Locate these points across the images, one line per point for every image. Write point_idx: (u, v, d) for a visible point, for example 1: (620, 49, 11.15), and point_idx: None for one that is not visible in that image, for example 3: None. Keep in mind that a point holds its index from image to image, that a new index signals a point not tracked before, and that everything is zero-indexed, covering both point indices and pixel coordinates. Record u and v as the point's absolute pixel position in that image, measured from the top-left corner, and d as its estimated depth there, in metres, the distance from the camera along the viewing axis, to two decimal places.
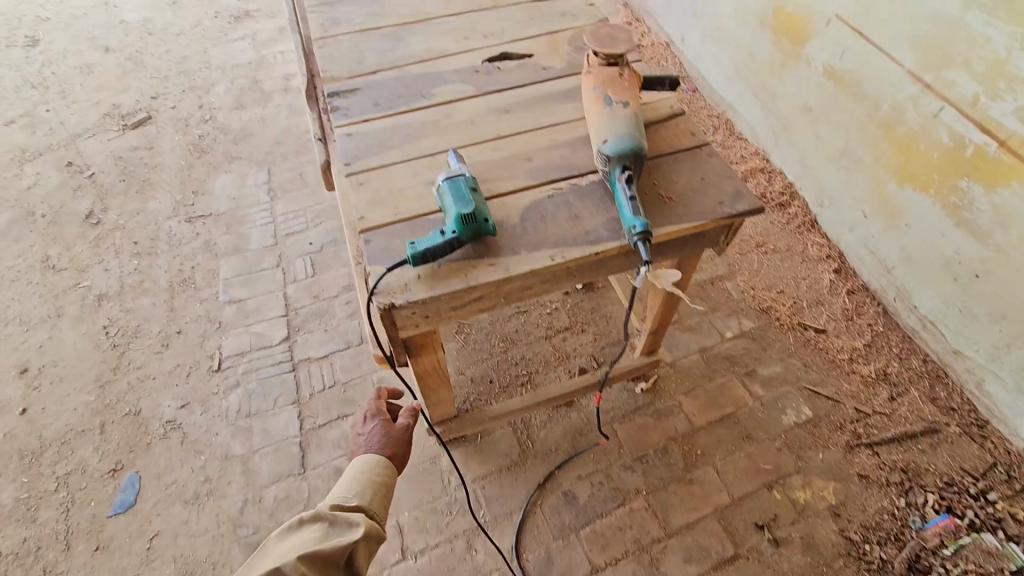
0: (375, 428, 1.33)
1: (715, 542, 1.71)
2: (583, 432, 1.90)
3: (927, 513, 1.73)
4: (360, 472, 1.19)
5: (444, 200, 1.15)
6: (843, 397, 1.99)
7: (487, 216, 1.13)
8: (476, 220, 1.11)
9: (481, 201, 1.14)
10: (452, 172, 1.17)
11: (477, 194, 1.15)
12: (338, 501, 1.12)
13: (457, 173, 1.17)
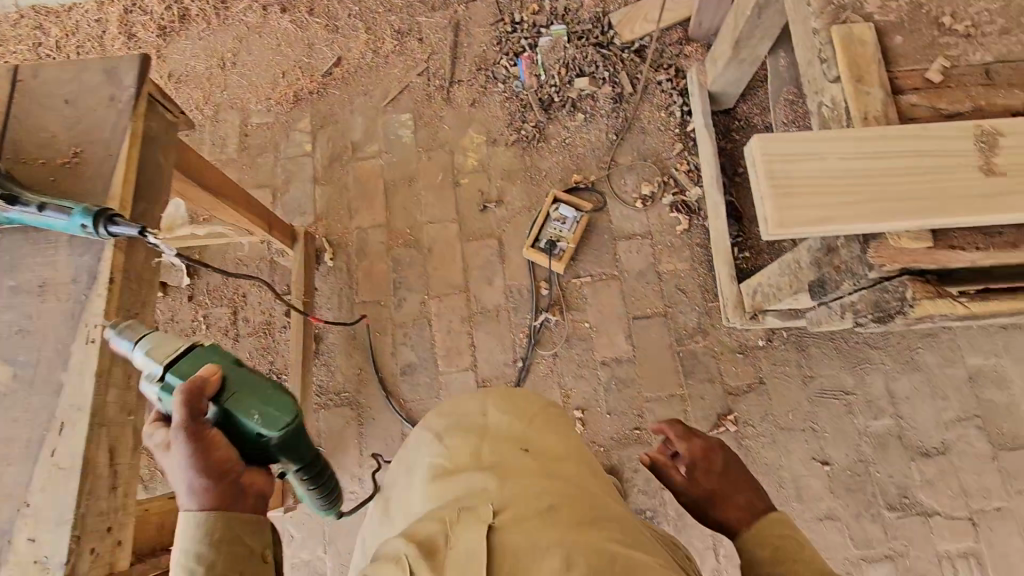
0: (196, 456, 0.78)
1: (486, 251, 1.93)
2: (353, 335, 1.85)
3: (515, 71, 2.05)
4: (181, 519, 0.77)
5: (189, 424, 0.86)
6: (405, 77, 2.09)
7: (258, 425, 0.84)
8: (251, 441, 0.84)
9: (236, 411, 0.84)
10: (157, 387, 0.86)
11: (218, 404, 0.84)
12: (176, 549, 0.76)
13: (165, 382, 0.85)
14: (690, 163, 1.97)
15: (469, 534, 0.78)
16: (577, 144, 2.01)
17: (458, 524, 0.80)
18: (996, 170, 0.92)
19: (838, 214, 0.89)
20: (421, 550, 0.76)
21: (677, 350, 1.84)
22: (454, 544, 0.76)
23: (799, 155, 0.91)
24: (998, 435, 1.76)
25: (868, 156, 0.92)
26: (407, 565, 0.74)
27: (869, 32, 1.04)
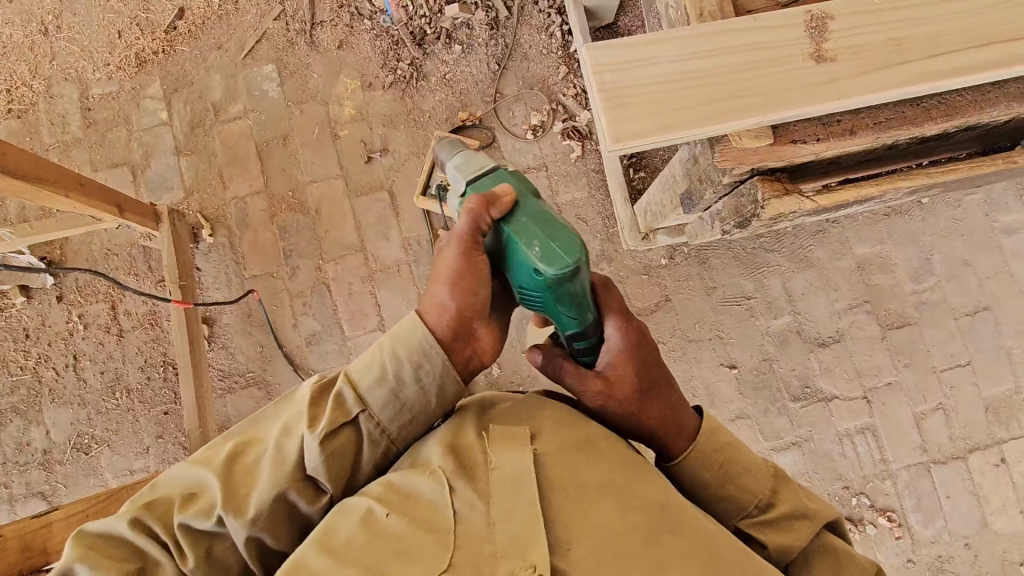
0: (456, 268, 0.79)
1: (378, 205, 1.83)
2: (249, 312, 1.74)
3: (381, 5, 1.89)
4: (393, 336, 0.78)
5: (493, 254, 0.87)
6: (261, 24, 1.88)
7: (536, 259, 0.77)
8: (528, 275, 0.79)
9: (515, 236, 0.79)
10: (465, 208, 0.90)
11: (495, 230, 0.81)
12: (361, 371, 0.77)
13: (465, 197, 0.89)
14: (576, 86, 1.91)
15: (512, 456, 0.72)
16: (460, 79, 1.89)
17: (494, 441, 0.74)
18: (828, 57, 0.90)
19: (677, 120, 0.86)
20: (455, 465, 0.71)
21: None
22: (493, 465, 0.71)
23: (630, 65, 0.88)
24: (884, 316, 1.89)
25: (706, 54, 0.88)
26: (444, 481, 0.70)
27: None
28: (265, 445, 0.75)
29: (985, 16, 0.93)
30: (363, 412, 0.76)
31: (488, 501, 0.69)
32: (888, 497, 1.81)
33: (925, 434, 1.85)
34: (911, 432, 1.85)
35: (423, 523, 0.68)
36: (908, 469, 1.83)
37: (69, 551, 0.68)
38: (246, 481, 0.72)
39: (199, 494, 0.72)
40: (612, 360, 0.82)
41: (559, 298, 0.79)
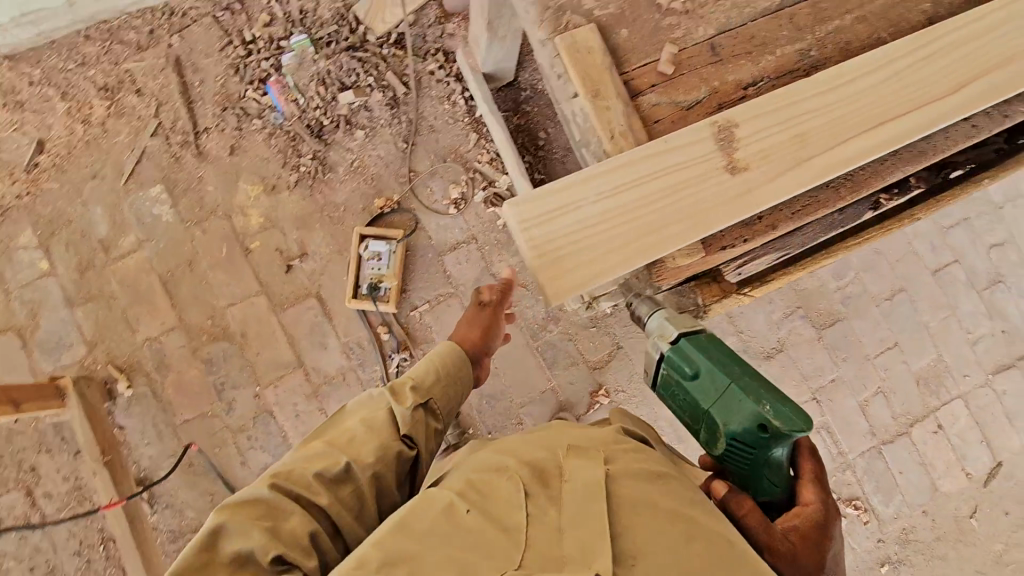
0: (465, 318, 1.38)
1: (308, 314, 1.72)
2: (187, 462, 1.60)
3: (268, 101, 1.76)
4: (441, 353, 1.16)
5: (692, 391, 0.97)
6: (137, 142, 1.71)
7: (769, 417, 0.88)
8: (747, 420, 0.90)
9: (739, 386, 0.92)
10: (665, 346, 1.00)
11: (712, 371, 0.95)
12: (419, 370, 1.11)
13: (671, 336, 1.00)
14: (490, 151, 1.84)
15: (588, 470, 0.78)
16: (369, 165, 1.81)
17: (573, 458, 0.81)
18: (740, 166, 0.93)
19: (608, 268, 0.88)
20: (532, 474, 0.79)
21: (535, 346, 1.81)
22: (569, 475, 0.79)
23: (554, 215, 0.89)
24: (817, 317, 2.00)
25: (622, 189, 0.90)
26: (522, 487, 0.77)
27: (592, 35, 0.96)
28: (354, 428, 0.94)
29: (874, 94, 0.99)
30: (427, 388, 1.06)
31: (560, 510, 0.75)
32: (851, 487, 1.94)
33: (872, 419, 1.99)
34: (860, 421, 1.98)
35: (494, 521, 0.74)
36: (863, 456, 1.96)
37: (216, 514, 0.77)
38: (356, 446, 0.91)
39: (315, 463, 0.87)
40: (805, 527, 0.87)
41: (776, 457, 0.90)
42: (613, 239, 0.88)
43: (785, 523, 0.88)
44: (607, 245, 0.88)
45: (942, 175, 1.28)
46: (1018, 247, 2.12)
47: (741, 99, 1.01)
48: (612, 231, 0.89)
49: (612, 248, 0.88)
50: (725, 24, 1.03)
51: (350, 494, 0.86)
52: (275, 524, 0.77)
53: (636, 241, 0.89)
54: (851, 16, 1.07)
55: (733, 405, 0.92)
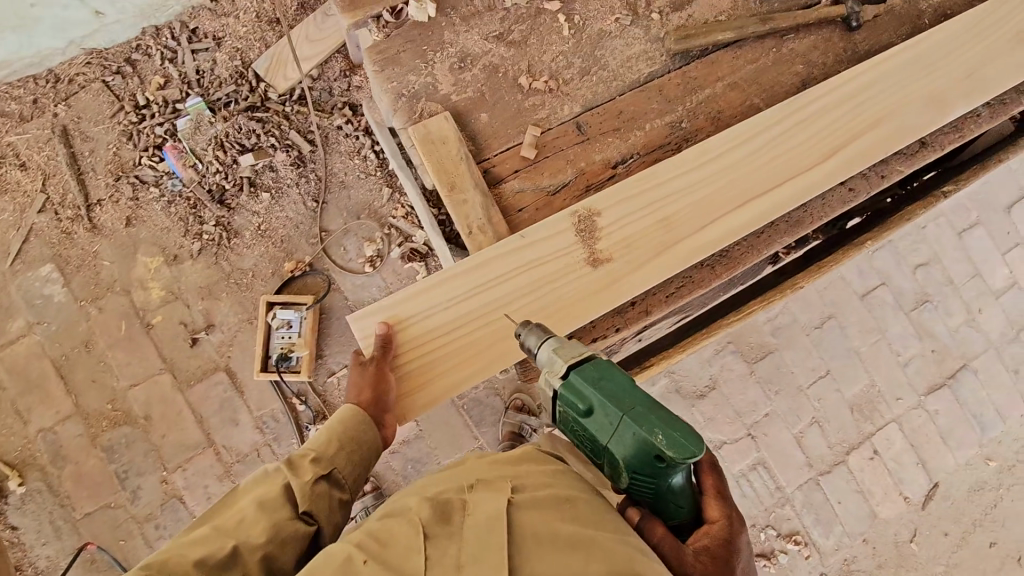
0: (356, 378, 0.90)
1: (217, 389, 1.65)
2: (90, 559, 1.53)
3: (165, 167, 1.68)
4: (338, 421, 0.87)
5: (588, 431, 0.74)
6: (23, 219, 1.63)
7: (662, 448, 0.66)
8: (644, 460, 0.68)
9: (630, 421, 0.69)
10: (555, 382, 0.76)
11: (605, 406, 0.71)
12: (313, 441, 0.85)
13: (559, 370, 0.75)
14: (405, 206, 1.78)
15: (492, 499, 0.63)
16: (276, 227, 1.73)
17: (476, 485, 0.66)
18: (602, 258, 0.93)
19: (462, 375, 0.90)
20: (438, 513, 0.62)
21: (459, 404, 1.77)
22: (473, 508, 0.62)
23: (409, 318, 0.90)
24: (748, 351, 1.99)
25: (481, 290, 0.90)
26: (421, 530, 0.60)
27: (446, 124, 0.93)
28: (245, 508, 0.72)
29: (747, 167, 0.98)
30: (331, 460, 0.83)
31: (461, 545, 0.59)
32: (790, 521, 1.93)
33: (807, 450, 1.98)
34: (796, 453, 1.97)
35: (389, 574, 0.57)
36: (801, 489, 1.95)
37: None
38: (245, 527, 0.69)
39: (201, 547, 0.65)
40: (716, 549, 0.74)
41: (675, 485, 0.70)
42: (473, 342, 0.90)
43: (693, 543, 0.74)
44: (468, 347, 0.90)
45: (841, 223, 1.25)
46: (943, 266, 2.13)
47: (610, 179, 0.98)
48: (472, 335, 0.90)
49: (471, 353, 0.90)
50: (591, 99, 1.00)
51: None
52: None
53: (495, 343, 0.91)
54: (721, 83, 1.03)
55: (628, 444, 0.69)
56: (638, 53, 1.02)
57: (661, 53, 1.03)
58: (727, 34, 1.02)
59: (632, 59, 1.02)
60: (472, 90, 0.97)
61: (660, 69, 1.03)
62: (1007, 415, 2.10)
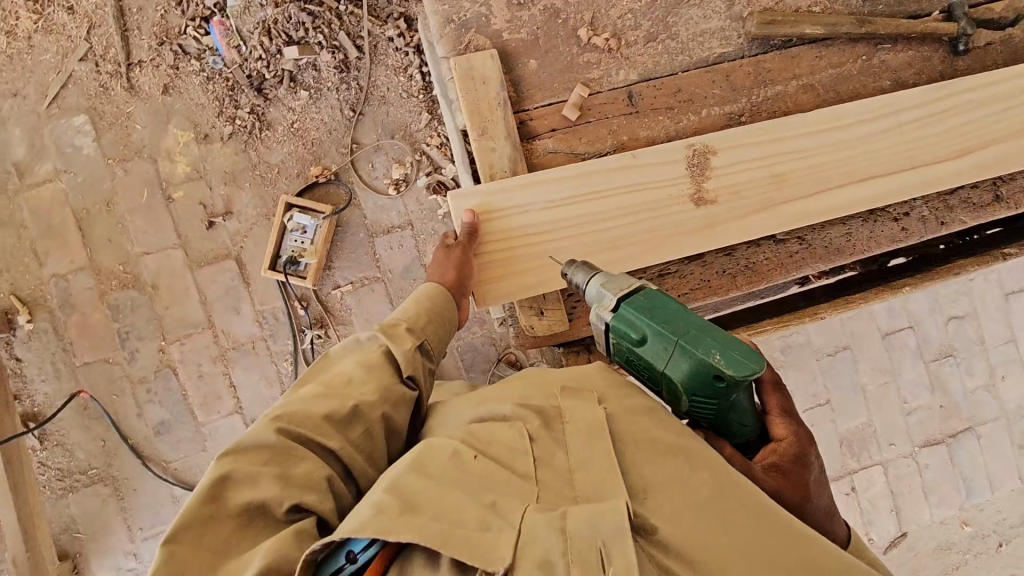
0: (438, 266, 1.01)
1: (224, 275, 1.68)
2: (82, 404, 1.62)
3: (210, 42, 1.64)
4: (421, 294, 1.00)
5: (643, 362, 0.70)
6: (63, 65, 1.62)
7: (720, 368, 0.63)
8: (702, 381, 0.65)
9: (685, 343, 0.66)
10: (604, 316, 0.72)
11: (658, 330, 0.67)
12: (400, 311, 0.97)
13: (609, 301, 0.72)
14: (441, 135, 1.73)
15: (585, 408, 0.69)
16: (310, 128, 1.70)
17: (564, 394, 0.72)
18: (707, 199, 0.86)
19: (543, 277, 0.84)
20: (537, 418, 0.70)
21: (455, 345, 1.76)
22: (570, 416, 0.69)
23: (493, 222, 0.84)
24: None
25: (582, 198, 0.84)
26: (525, 432, 0.69)
27: (490, 62, 0.87)
28: (352, 368, 0.84)
29: (864, 147, 0.91)
30: (419, 331, 0.94)
31: (568, 451, 0.67)
32: None
33: None
34: None
35: (504, 465, 0.67)
36: None
37: (220, 463, 0.71)
38: (354, 386, 0.82)
39: (317, 405, 0.78)
40: (784, 466, 0.72)
41: (739, 402, 0.67)
42: (561, 248, 0.84)
43: (760, 462, 0.73)
44: (552, 252, 0.84)
45: (883, 260, 1.17)
46: (978, 323, 2.04)
47: None
48: (558, 240, 0.84)
49: (555, 258, 0.84)
50: (648, 69, 0.93)
51: (361, 437, 0.78)
52: (282, 471, 0.71)
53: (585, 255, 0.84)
54: (795, 81, 0.96)
55: (684, 366, 0.66)
56: (714, 29, 0.96)
57: (739, 35, 0.96)
58: (817, 29, 0.94)
59: (706, 34, 0.95)
60: (524, 34, 0.91)
61: (734, 51, 0.96)
62: (998, 486, 2.04)
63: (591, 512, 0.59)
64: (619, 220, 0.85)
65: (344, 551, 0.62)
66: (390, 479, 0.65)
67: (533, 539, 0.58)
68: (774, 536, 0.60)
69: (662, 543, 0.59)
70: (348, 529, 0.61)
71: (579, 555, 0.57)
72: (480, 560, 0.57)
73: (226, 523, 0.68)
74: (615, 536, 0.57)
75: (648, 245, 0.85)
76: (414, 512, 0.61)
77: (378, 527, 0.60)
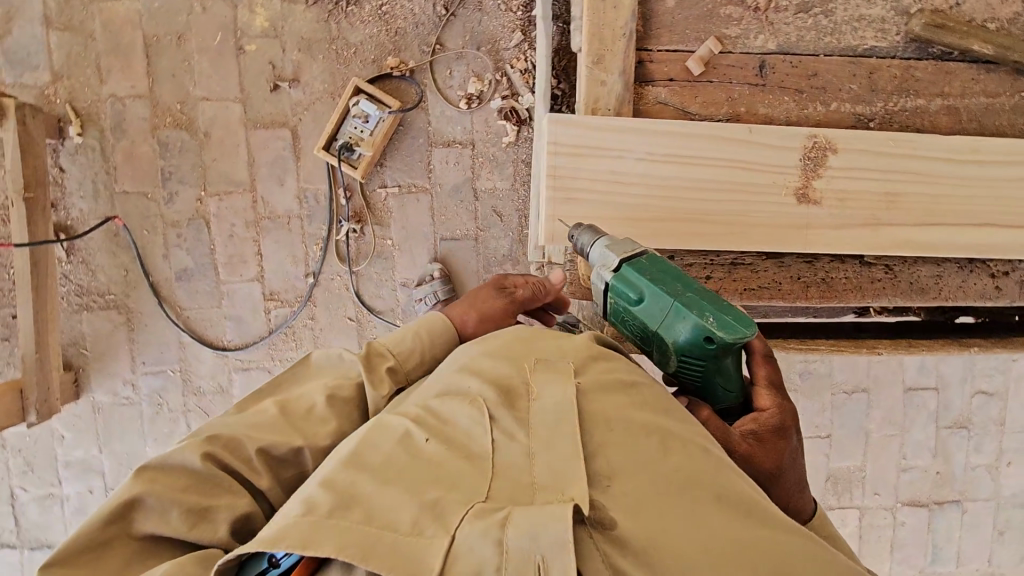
0: (473, 302, 0.93)
1: (276, 143, 1.64)
2: (111, 231, 1.63)
3: None
4: (429, 331, 0.84)
5: (636, 324, 0.67)
6: None
7: (714, 331, 0.61)
8: (694, 345, 0.62)
9: (679, 306, 0.62)
10: (604, 277, 0.68)
11: (656, 292, 0.63)
12: (396, 339, 0.81)
13: (610, 260, 0.68)
14: (529, 60, 1.64)
15: (557, 386, 0.63)
16: (398, 16, 1.61)
17: (539, 368, 0.65)
18: (810, 198, 0.79)
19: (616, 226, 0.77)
20: (500, 394, 0.63)
21: (484, 277, 1.71)
22: (538, 395, 0.62)
23: (587, 157, 0.76)
24: None
25: (678, 157, 0.77)
26: (484, 411, 0.62)
27: None
28: (317, 395, 0.72)
29: (982, 187, 0.84)
30: (405, 372, 0.79)
31: (530, 433, 0.59)
32: None
33: None
34: None
35: (457, 451, 0.60)
36: None
37: (129, 481, 0.61)
38: (311, 423, 0.69)
39: (261, 432, 0.67)
40: (762, 434, 0.68)
41: (727, 368, 0.65)
42: (643, 200, 0.77)
43: (738, 429, 0.69)
44: (632, 200, 0.77)
45: (952, 313, 1.11)
46: (1004, 405, 1.97)
47: None
48: (643, 191, 0.77)
49: (634, 208, 0.77)
50: (792, 42, 0.84)
51: (293, 479, 0.67)
52: (198, 506, 0.61)
53: (666, 214, 0.77)
54: (939, 99, 0.87)
55: (678, 330, 0.63)
56: (874, 16, 0.86)
57: (899, 31, 0.86)
58: (985, 48, 0.84)
59: (864, 21, 0.86)
60: None
61: (887, 47, 0.86)
62: (966, 563, 2.03)
63: (536, 516, 0.51)
64: (720, 191, 0.78)
65: (266, 556, 0.57)
66: (326, 468, 0.58)
67: (469, 549, 0.50)
68: (739, 532, 0.55)
69: (620, 542, 0.53)
70: (263, 536, 0.52)
71: (517, 571, 0.49)
72: (403, 571, 0.49)
73: (121, 550, 0.60)
74: (556, 545, 0.49)
75: (734, 227, 0.78)
76: (344, 511, 0.53)
77: (295, 535, 0.51)
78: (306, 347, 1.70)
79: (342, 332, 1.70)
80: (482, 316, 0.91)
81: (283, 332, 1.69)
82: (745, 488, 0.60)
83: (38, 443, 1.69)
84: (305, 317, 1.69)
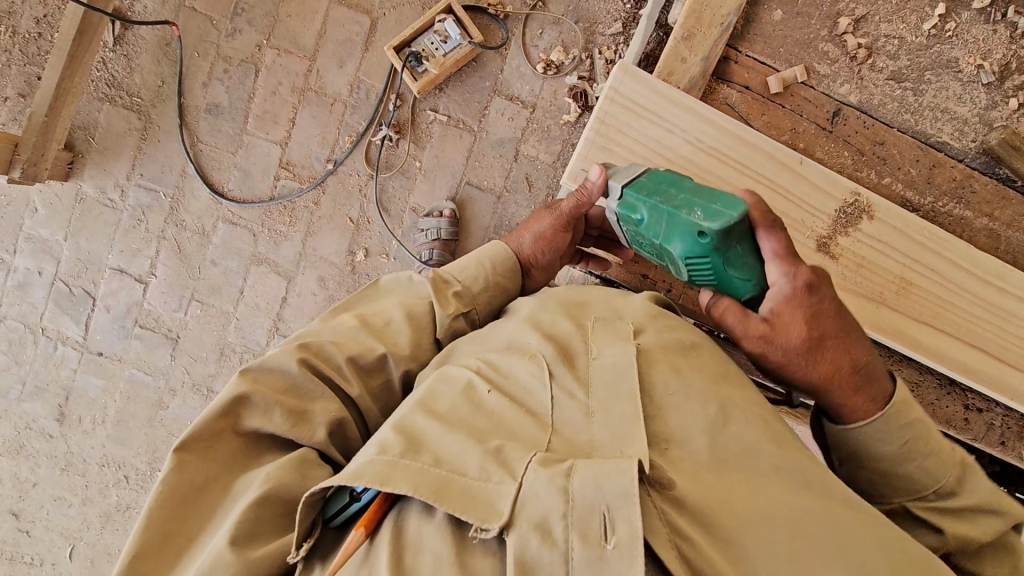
0: (537, 231, 0.90)
1: (352, 26, 1.63)
2: (166, 40, 1.63)
3: None
4: (493, 259, 0.86)
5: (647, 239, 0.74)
6: None
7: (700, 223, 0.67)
8: (693, 244, 0.68)
9: (669, 210, 0.69)
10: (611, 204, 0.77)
11: (649, 205, 0.71)
12: (462, 268, 0.85)
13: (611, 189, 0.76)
14: (617, 52, 1.60)
15: (617, 347, 0.67)
16: None
17: (596, 331, 0.69)
18: (830, 251, 0.82)
19: None
20: (557, 352, 0.67)
21: (491, 236, 1.67)
22: (597, 355, 0.66)
23: (638, 115, 0.81)
24: None
25: (720, 154, 0.80)
26: (543, 366, 0.66)
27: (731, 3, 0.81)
28: (393, 312, 0.79)
29: (1005, 318, 0.83)
30: (485, 298, 0.84)
31: (588, 392, 0.64)
32: None
33: None
34: None
35: (519, 407, 0.65)
36: None
37: (236, 379, 0.68)
38: (390, 334, 0.77)
39: (345, 343, 0.74)
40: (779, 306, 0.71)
41: (732, 255, 0.69)
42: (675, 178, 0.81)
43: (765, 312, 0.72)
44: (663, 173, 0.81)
45: None
46: None
47: None
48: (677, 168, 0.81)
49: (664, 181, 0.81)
50: (871, 103, 0.85)
51: (397, 383, 0.76)
52: (297, 408, 0.69)
53: None
54: (984, 219, 0.86)
55: (677, 234, 0.69)
56: (958, 114, 0.85)
57: (975, 138, 0.85)
58: None
59: (947, 114, 0.85)
60: None
61: (958, 149, 0.85)
62: None
63: (601, 467, 0.54)
64: None
65: (348, 492, 0.63)
66: (399, 414, 0.64)
67: (533, 497, 0.54)
68: (790, 508, 0.58)
69: (675, 501, 0.56)
70: (344, 476, 0.57)
71: (582, 516, 0.52)
72: (478, 516, 0.54)
73: (228, 443, 0.68)
74: (621, 494, 0.52)
75: None
76: (414, 454, 0.59)
77: (374, 473, 0.57)
78: (298, 227, 1.67)
79: (339, 232, 1.66)
80: (536, 236, 0.90)
81: (283, 204, 1.66)
82: (800, 459, 0.63)
83: (9, 207, 1.70)
84: (309, 200, 1.66)
